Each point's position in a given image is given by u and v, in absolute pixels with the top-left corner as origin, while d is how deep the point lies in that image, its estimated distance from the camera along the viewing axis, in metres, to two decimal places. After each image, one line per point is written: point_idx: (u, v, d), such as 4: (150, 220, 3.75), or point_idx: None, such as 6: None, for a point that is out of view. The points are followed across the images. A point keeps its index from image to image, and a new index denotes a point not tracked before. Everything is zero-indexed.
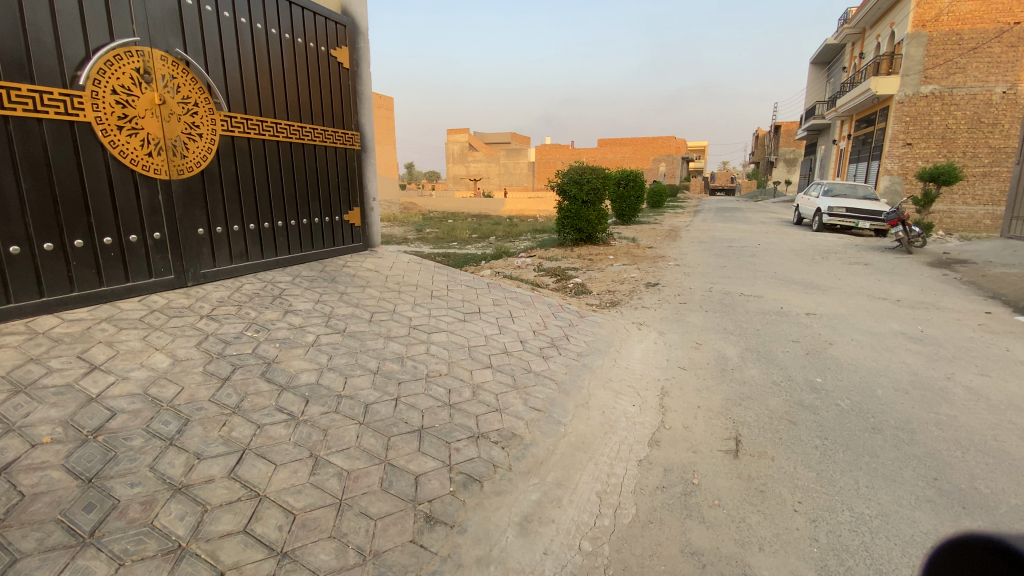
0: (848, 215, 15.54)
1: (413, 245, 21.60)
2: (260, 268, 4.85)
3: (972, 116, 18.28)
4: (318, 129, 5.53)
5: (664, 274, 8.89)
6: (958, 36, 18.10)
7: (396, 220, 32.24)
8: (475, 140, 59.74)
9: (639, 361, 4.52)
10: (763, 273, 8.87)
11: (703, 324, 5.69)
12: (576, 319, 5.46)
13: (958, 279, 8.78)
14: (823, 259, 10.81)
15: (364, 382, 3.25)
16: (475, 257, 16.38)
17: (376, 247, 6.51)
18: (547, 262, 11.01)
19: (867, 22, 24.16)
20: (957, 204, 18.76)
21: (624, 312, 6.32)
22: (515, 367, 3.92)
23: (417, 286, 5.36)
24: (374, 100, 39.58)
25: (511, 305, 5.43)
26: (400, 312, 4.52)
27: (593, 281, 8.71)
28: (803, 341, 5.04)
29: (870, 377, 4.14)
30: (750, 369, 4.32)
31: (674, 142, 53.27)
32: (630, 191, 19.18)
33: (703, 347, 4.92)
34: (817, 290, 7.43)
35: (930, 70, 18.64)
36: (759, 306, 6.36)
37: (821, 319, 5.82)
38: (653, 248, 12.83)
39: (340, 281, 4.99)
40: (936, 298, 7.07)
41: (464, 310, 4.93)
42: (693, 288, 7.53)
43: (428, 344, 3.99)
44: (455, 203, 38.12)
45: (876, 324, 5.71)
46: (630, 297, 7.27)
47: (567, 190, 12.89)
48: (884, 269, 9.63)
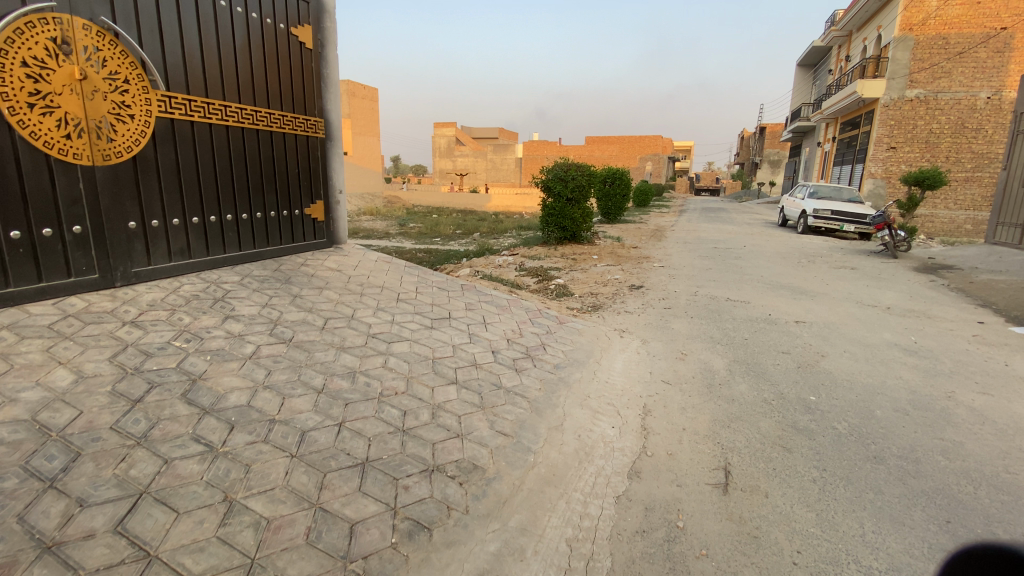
0: (833, 218, 15.42)
1: (394, 239, 21.05)
2: (204, 266, 4.37)
3: (956, 121, 18.31)
4: (276, 114, 5.04)
5: (649, 276, 8.57)
6: (944, 40, 18.13)
7: (379, 214, 31.61)
8: (462, 134, 59.06)
9: (620, 374, 4.15)
10: (751, 276, 8.60)
11: (689, 332, 5.36)
12: (555, 325, 5.06)
13: (946, 285, 8.62)
14: (810, 263, 10.61)
15: (304, 404, 2.83)
16: (456, 253, 15.93)
17: (342, 244, 6.04)
18: (529, 261, 10.62)
19: (854, 24, 24.18)
20: (938, 209, 18.86)
21: (606, 317, 5.96)
22: (483, 382, 3.52)
23: (382, 287, 4.92)
24: (359, 91, 38.76)
25: (485, 309, 5.01)
26: (359, 318, 4.09)
27: (576, 282, 8.35)
28: (794, 352, 4.73)
29: (867, 395, 3.84)
30: (740, 385, 3.97)
31: (661, 142, 53.27)
32: (616, 189, 18.88)
33: (689, 358, 4.58)
34: (806, 296, 7.17)
35: (916, 74, 18.67)
36: (747, 313, 6.05)
37: (812, 328, 5.53)
38: (638, 249, 12.53)
39: (295, 283, 4.54)
40: (927, 306, 6.86)
41: (432, 315, 4.52)
42: (679, 292, 7.21)
43: (386, 356, 3.57)
44: (439, 198, 37.52)
45: (869, 334, 5.44)
46: (613, 301, 6.92)
47: (552, 186, 12.52)
48: (872, 274, 9.45)
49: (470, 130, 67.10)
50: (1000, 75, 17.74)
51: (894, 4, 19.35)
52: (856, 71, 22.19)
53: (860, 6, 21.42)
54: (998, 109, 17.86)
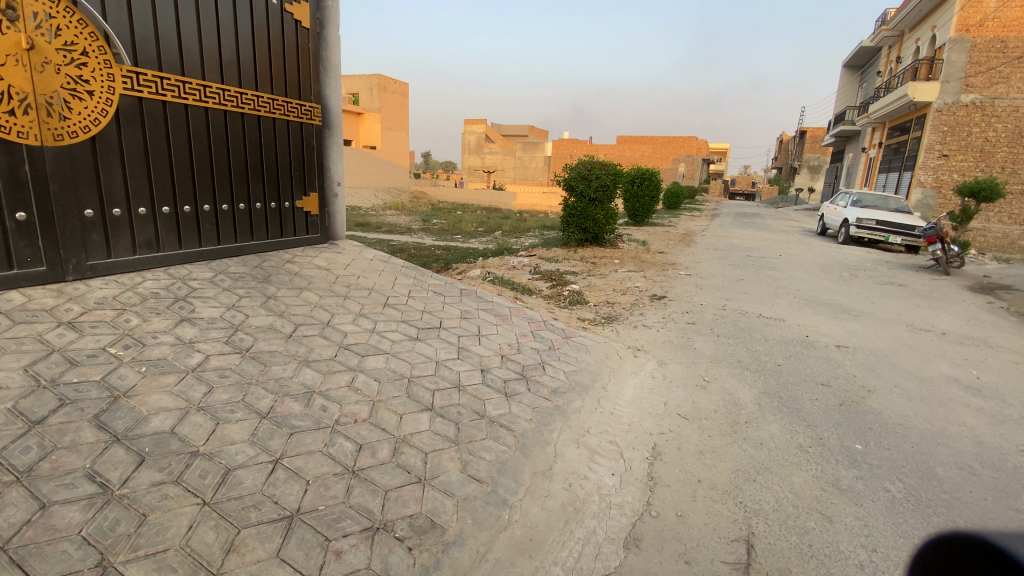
0: (878, 229, 14.35)
1: (416, 235, 20.82)
2: (173, 260, 3.99)
3: (1013, 129, 16.92)
4: (265, 98, 4.64)
5: (673, 285, 7.95)
6: (1003, 43, 16.76)
7: (404, 208, 31.60)
8: (492, 132, 58.81)
9: (628, 404, 3.56)
10: (785, 291, 7.84)
11: (712, 354, 4.74)
12: (560, 341, 4.49)
13: (1006, 309, 7.69)
14: (852, 277, 9.77)
15: (239, 434, 2.38)
16: (475, 252, 15.51)
17: (338, 239, 5.62)
18: (546, 263, 10.10)
19: (906, 24, 22.72)
20: (993, 222, 17.46)
21: (619, 332, 5.37)
22: (464, 409, 2.99)
23: (370, 290, 4.45)
24: (388, 86, 38.84)
25: (482, 320, 4.48)
26: (335, 325, 3.64)
27: (593, 289, 7.78)
28: (835, 386, 4.06)
29: (927, 447, 3.17)
30: (770, 426, 3.35)
31: (694, 143, 51.92)
32: (644, 191, 18.15)
33: (712, 388, 3.96)
34: (847, 316, 6.41)
35: (972, 78, 17.33)
36: (781, 334, 5.38)
37: (855, 356, 4.83)
38: (664, 254, 11.84)
39: (272, 282, 4.11)
40: (987, 333, 6.05)
41: (420, 324, 4.01)
42: (704, 305, 6.59)
43: (355, 372, 3.09)
44: (465, 195, 37.29)
45: (921, 366, 4.71)
46: (630, 312, 6.32)
47: (574, 185, 11.95)
48: (921, 292, 8.56)
49: (500, 127, 66.82)
50: None
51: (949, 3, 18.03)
52: (906, 73, 20.81)
53: (912, 4, 20.08)
54: None
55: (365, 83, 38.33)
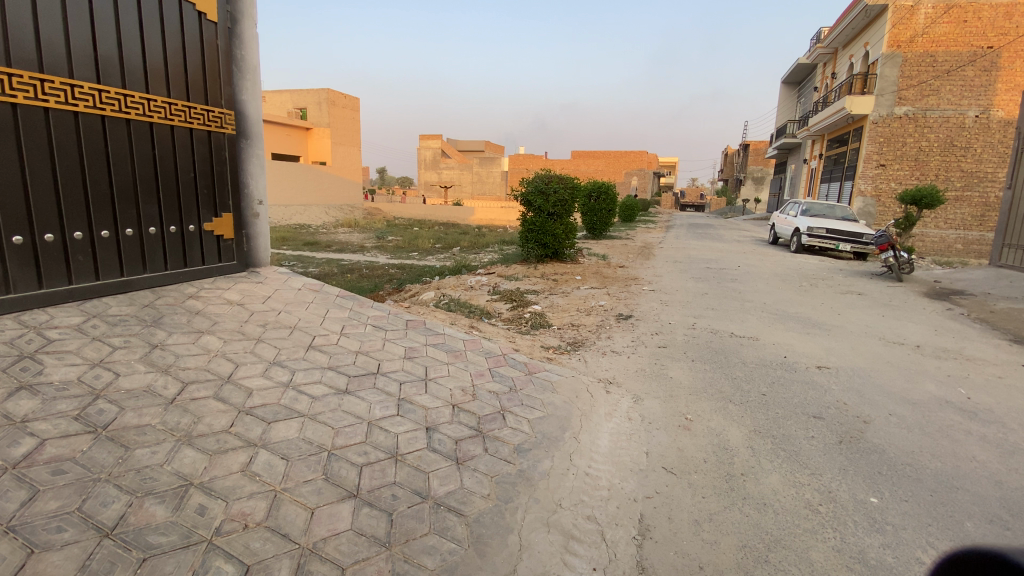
0: (828, 237, 14.63)
1: (370, 254, 19.88)
2: (30, 303, 3.14)
3: (945, 139, 17.80)
4: (160, 101, 3.84)
5: (639, 303, 7.55)
6: (933, 57, 17.67)
7: (357, 225, 30.46)
8: (448, 147, 58.35)
9: (604, 458, 2.96)
10: (752, 305, 7.55)
11: (691, 384, 4.23)
12: (524, 380, 3.81)
13: (965, 315, 7.70)
14: (812, 286, 9.70)
15: (59, 569, 1.63)
16: (431, 271, 14.81)
17: (259, 267, 4.84)
18: (505, 282, 9.55)
19: (839, 42, 23.88)
20: (929, 227, 18.30)
21: (587, 361, 4.76)
22: (400, 490, 2.31)
23: (292, 328, 3.70)
24: (338, 101, 37.75)
25: (429, 358, 3.76)
26: (240, 381, 2.89)
27: (555, 310, 7.23)
28: (829, 418, 3.62)
29: (946, 494, 2.72)
30: (770, 478, 2.83)
31: (646, 157, 53.29)
32: (602, 204, 17.97)
33: (697, 430, 3.42)
34: (819, 331, 6.11)
35: (904, 91, 18.18)
36: (758, 356, 4.96)
37: (838, 378, 4.44)
38: (626, 268, 11.49)
39: (164, 325, 3.32)
40: (957, 343, 5.89)
41: (350, 370, 3.29)
42: (674, 324, 6.18)
43: (255, 449, 2.37)
44: (422, 211, 36.50)
45: (906, 386, 4.36)
46: (597, 336, 5.78)
47: (532, 200, 11.50)
48: (881, 301, 8.51)
49: (456, 143, 66.43)
50: (988, 94, 17.26)
51: (880, 22, 18.98)
52: (843, 88, 21.75)
53: (845, 23, 21.07)
54: (986, 128, 17.36)
55: (313, 98, 37.12)
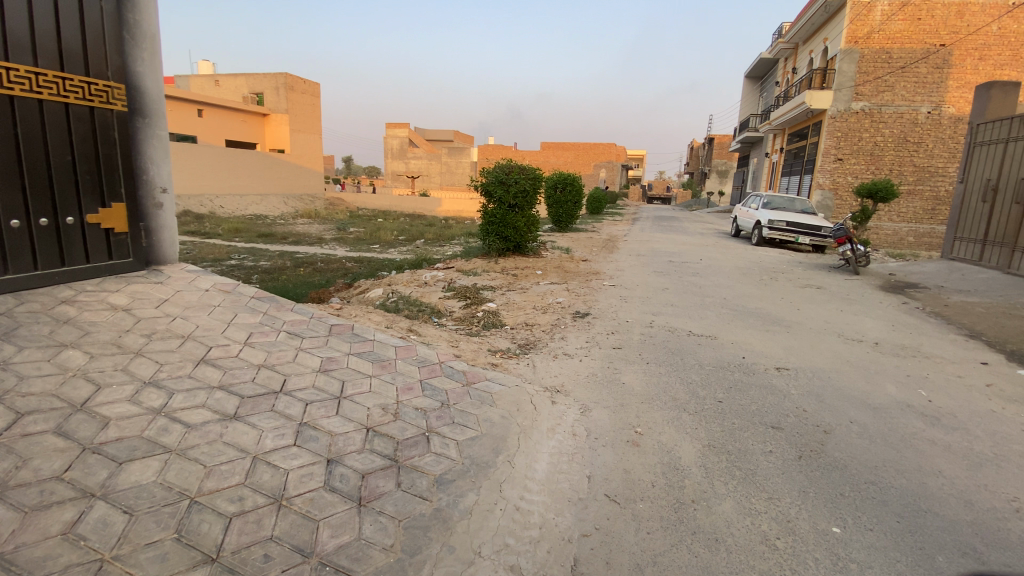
0: (788, 230, 14.73)
1: (328, 246, 19.01)
2: None
3: (898, 134, 18.21)
4: (22, 71, 3.22)
5: (598, 299, 7.24)
6: (888, 54, 18.00)
7: (317, 216, 29.31)
8: (416, 136, 57.01)
9: (540, 487, 2.57)
10: (713, 301, 7.33)
11: (644, 390, 3.88)
12: (459, 390, 3.36)
13: (920, 309, 7.72)
14: (772, 280, 9.62)
15: None
16: (390, 264, 14.17)
17: (162, 265, 4.29)
18: (462, 277, 9.10)
19: (800, 37, 24.14)
20: (883, 220, 18.76)
21: (536, 364, 4.34)
22: (275, 549, 1.88)
23: (185, 340, 3.18)
24: (297, 87, 36.16)
25: (349, 370, 3.27)
26: (98, 411, 2.38)
27: (511, 307, 6.82)
28: (788, 428, 3.34)
29: (913, 520, 2.46)
30: (723, 506, 2.50)
31: (614, 150, 53.47)
32: (567, 196, 17.62)
33: (648, 447, 3.06)
34: (779, 328, 5.91)
35: (861, 86, 18.48)
36: (716, 357, 4.68)
37: (797, 381, 4.18)
38: (589, 262, 11.17)
39: (15, 339, 2.76)
40: (913, 338, 5.80)
41: (244, 390, 2.80)
42: (631, 322, 5.89)
43: (90, 502, 1.90)
44: (387, 201, 35.50)
45: (866, 388, 4.15)
46: (549, 335, 5.40)
47: (493, 191, 11.02)
48: (839, 295, 8.47)
49: (424, 132, 65.01)
50: (940, 91, 17.68)
51: (839, 17, 19.19)
52: (803, 82, 22.01)
53: (806, 18, 21.25)
54: (938, 124, 17.83)
55: (270, 83, 35.39)
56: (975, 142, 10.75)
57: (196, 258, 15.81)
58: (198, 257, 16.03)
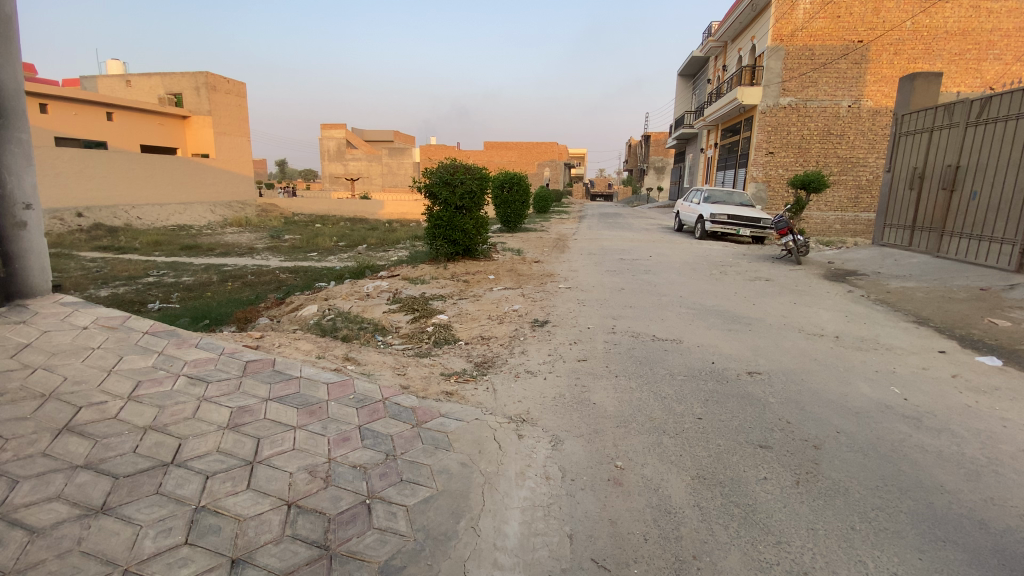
0: (730, 223, 15.02)
1: (260, 257, 17.61)
2: None
3: (823, 128, 19.13)
4: None
5: (554, 304, 6.85)
6: (811, 51, 18.85)
7: (248, 224, 27.40)
8: (353, 138, 54.96)
9: (514, 558, 2.08)
10: (671, 300, 7.10)
11: (617, 410, 3.47)
12: (408, 434, 2.81)
13: (865, 297, 7.87)
14: (723, 274, 9.62)
15: None
16: (329, 274, 13.22)
17: (20, 303, 3.39)
18: (407, 285, 8.44)
19: (729, 35, 24.95)
20: (813, 210, 19.66)
21: (496, 387, 3.82)
22: None
23: (42, 401, 2.44)
24: (220, 86, 33.73)
25: (267, 422, 2.65)
26: None
27: (463, 317, 6.25)
28: (777, 446, 3.01)
29: (936, 554, 2.17)
30: (730, 562, 2.11)
31: (556, 148, 53.87)
32: (515, 196, 17.21)
33: (632, 486, 2.62)
34: (742, 326, 5.70)
35: (788, 82, 19.22)
36: (686, 364, 4.34)
37: (773, 386, 3.89)
38: (541, 264, 10.77)
39: None
40: (868, 329, 5.79)
41: (120, 468, 2.15)
42: (592, 329, 5.52)
43: None
44: (325, 206, 33.87)
45: (841, 389, 3.94)
46: (506, 348, 4.89)
47: (437, 192, 10.39)
48: (788, 286, 8.54)
49: (362, 133, 62.86)
50: (859, 86, 18.70)
51: (766, 16, 19.90)
52: (734, 79, 22.75)
53: (734, 17, 21.94)
54: (857, 117, 18.87)
55: (190, 82, 32.81)
56: (901, 132, 11.27)
57: (106, 276, 14.08)
58: (108, 275, 14.32)
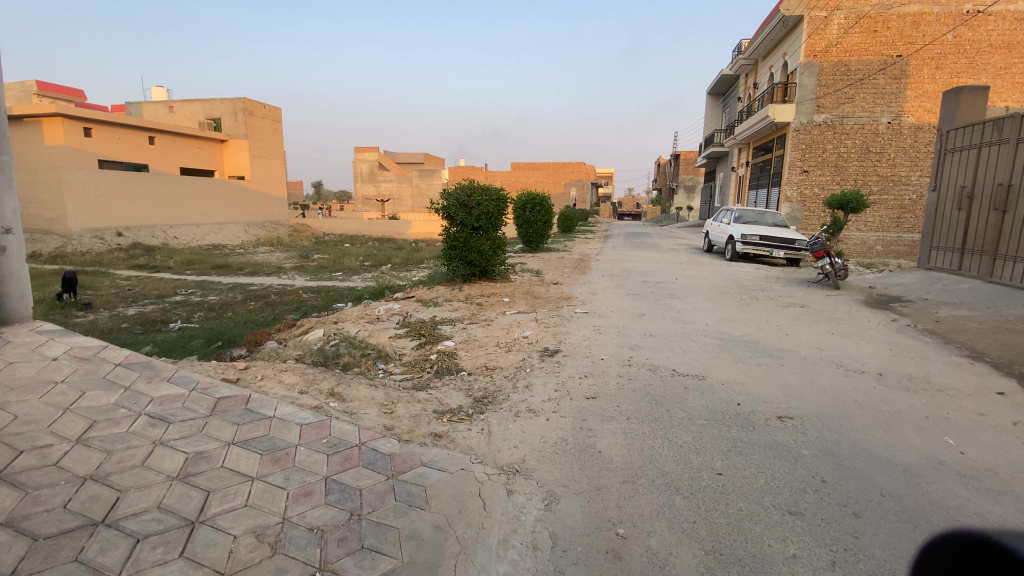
0: (762, 244, 14.37)
1: (286, 276, 17.84)
2: None
3: (861, 145, 18.32)
4: None
5: (568, 330, 6.48)
6: (846, 67, 18.20)
7: (279, 244, 28.00)
8: (385, 159, 56.20)
9: None
10: (695, 328, 6.63)
11: (625, 461, 3.08)
12: (380, 488, 2.51)
13: (911, 326, 7.21)
14: (753, 299, 9.06)
15: None
16: (348, 294, 13.17)
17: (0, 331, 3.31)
18: (420, 308, 8.21)
19: (759, 53, 24.44)
20: (851, 231, 18.72)
21: (492, 428, 3.48)
22: None
23: None
24: (257, 111, 35.05)
25: (223, 473, 2.40)
26: None
27: (470, 344, 5.93)
28: (809, 513, 2.56)
29: None
30: None
31: (584, 168, 53.74)
32: (537, 216, 16.97)
33: (633, 562, 2.23)
34: (771, 360, 5.20)
35: (822, 99, 18.57)
36: (707, 405, 3.91)
37: (806, 435, 3.43)
38: (560, 286, 10.41)
39: None
40: (917, 365, 5.20)
41: (43, 529, 1.93)
42: (606, 360, 5.13)
43: None
44: (354, 226, 34.45)
45: (886, 438, 3.44)
46: (510, 382, 4.53)
47: (454, 213, 10.23)
48: (824, 314, 7.94)
49: (394, 155, 64.29)
50: (899, 101, 17.88)
51: (797, 32, 19.38)
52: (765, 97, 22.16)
53: (764, 34, 21.47)
54: (898, 133, 18.00)
55: (229, 108, 34.22)
56: (947, 149, 10.55)
57: (137, 294, 14.44)
58: (140, 293, 14.69)
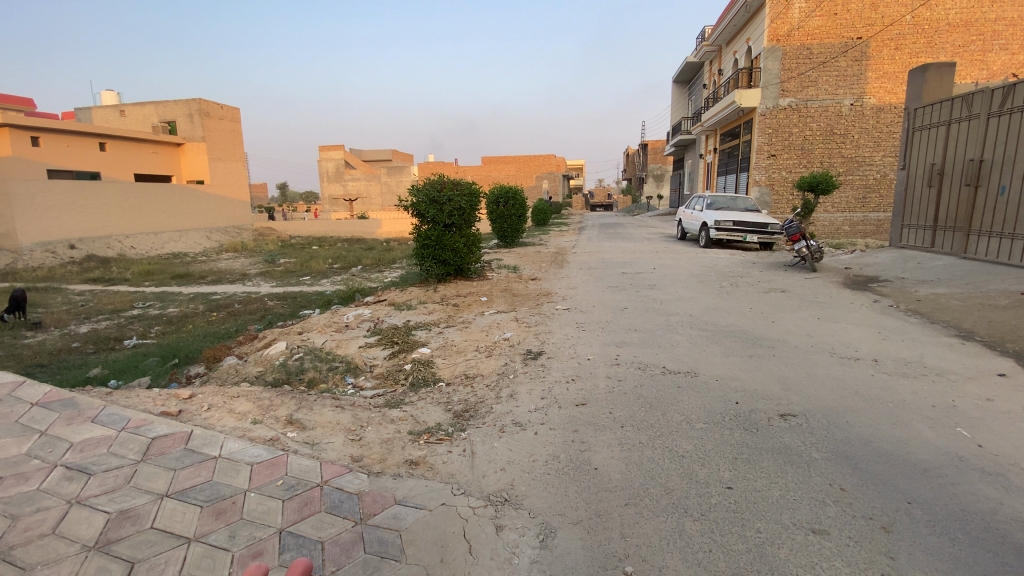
0: (736, 229, 14.36)
1: (251, 283, 17.04)
2: None
3: (826, 127, 18.52)
4: None
5: (550, 329, 6.17)
6: (809, 50, 18.31)
7: (244, 249, 26.95)
8: (352, 158, 54.86)
9: None
10: (681, 320, 6.40)
11: (624, 479, 2.76)
12: (345, 540, 2.14)
13: (892, 307, 7.16)
14: (733, 286, 8.93)
15: None
16: (317, 300, 12.59)
17: None
18: (393, 313, 7.77)
19: (723, 39, 24.48)
20: (820, 212, 18.97)
21: (475, 447, 3.13)
22: None
23: None
24: (214, 112, 33.57)
25: (153, 537, 1.99)
26: None
27: (447, 350, 5.56)
28: (834, 531, 2.30)
29: None
30: None
31: (555, 160, 53.55)
32: (510, 210, 16.59)
33: None
34: (763, 351, 4.98)
35: (786, 83, 18.67)
36: (705, 407, 3.63)
37: (813, 434, 3.19)
38: (538, 281, 10.11)
39: None
40: (907, 348, 5.07)
41: None
42: (592, 360, 4.83)
43: None
44: (322, 227, 33.48)
45: (896, 433, 3.22)
46: (492, 391, 4.17)
47: (424, 210, 9.75)
48: (806, 297, 7.84)
49: (361, 154, 62.85)
50: (860, 83, 18.12)
51: (760, 17, 19.41)
52: (731, 82, 22.21)
53: (728, 20, 21.49)
54: (861, 115, 18.27)
55: (183, 109, 32.61)
56: (914, 127, 10.61)
57: (89, 310, 13.53)
58: (92, 309, 13.76)
